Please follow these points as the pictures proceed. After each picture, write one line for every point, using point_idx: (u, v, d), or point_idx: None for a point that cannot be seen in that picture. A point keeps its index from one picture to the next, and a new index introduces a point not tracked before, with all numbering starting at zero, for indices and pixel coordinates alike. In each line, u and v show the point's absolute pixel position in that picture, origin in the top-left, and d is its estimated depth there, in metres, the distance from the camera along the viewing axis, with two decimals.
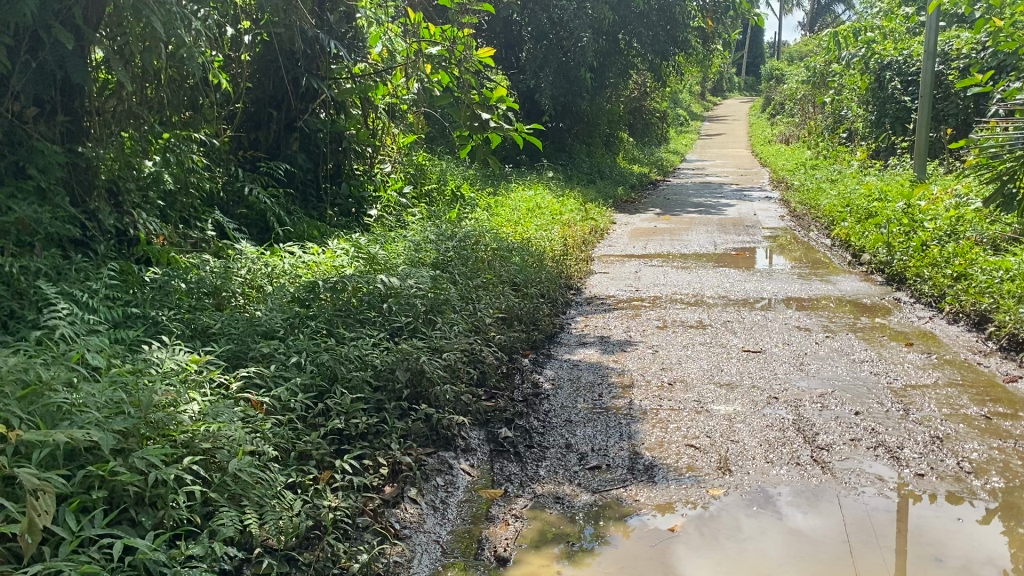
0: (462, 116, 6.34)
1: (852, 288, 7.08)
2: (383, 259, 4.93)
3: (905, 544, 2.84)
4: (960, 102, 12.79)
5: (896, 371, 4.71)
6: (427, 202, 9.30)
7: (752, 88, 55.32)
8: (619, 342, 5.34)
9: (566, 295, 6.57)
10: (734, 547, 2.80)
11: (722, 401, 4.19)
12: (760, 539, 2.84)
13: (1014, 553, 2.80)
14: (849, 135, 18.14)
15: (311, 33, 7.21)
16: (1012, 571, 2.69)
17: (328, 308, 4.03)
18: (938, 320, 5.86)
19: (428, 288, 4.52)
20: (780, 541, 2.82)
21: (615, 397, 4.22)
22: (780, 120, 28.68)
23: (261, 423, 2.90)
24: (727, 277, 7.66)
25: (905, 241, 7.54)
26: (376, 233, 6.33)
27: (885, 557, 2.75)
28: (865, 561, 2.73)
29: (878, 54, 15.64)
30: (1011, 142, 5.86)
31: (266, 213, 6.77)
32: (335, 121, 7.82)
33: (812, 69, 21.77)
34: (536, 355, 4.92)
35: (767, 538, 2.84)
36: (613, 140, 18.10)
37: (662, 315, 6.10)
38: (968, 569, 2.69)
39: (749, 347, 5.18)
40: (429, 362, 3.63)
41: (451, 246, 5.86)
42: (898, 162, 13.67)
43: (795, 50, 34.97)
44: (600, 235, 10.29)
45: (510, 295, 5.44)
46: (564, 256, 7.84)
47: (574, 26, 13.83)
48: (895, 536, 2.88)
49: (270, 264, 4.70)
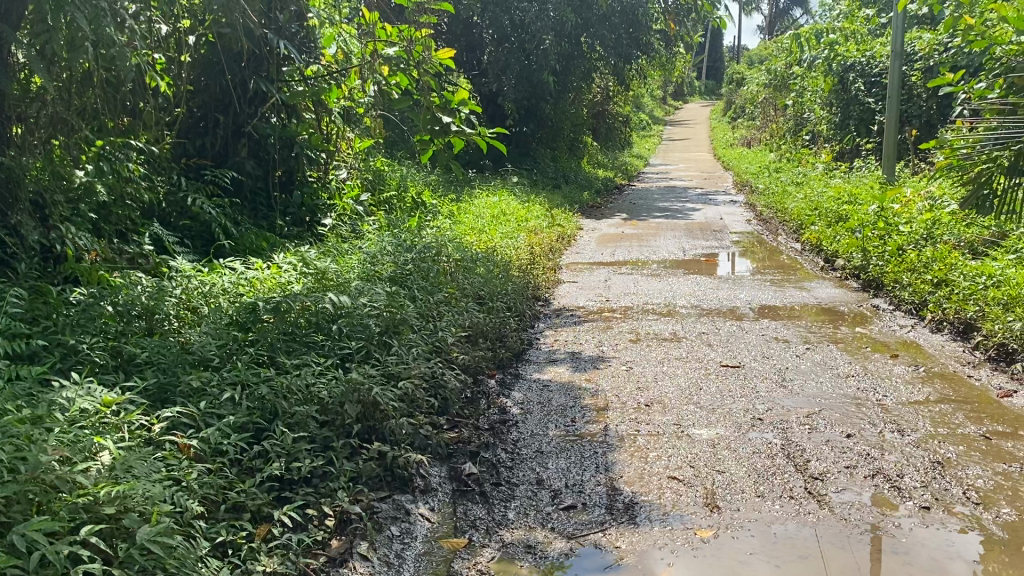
0: (422, 120, 5.99)
1: (828, 296, 6.84)
2: (335, 275, 4.55)
3: (880, 554, 2.72)
4: (924, 103, 12.76)
5: (885, 386, 4.43)
6: (386, 210, 8.92)
7: (713, 92, 55.56)
8: (590, 358, 5.01)
9: (534, 307, 6.22)
10: (710, 549, 2.74)
11: (703, 423, 3.88)
12: (735, 544, 2.76)
13: (986, 553, 2.73)
14: (813, 137, 18.06)
15: (259, 33, 6.78)
16: (981, 570, 2.63)
17: (271, 333, 3.66)
18: (921, 329, 5.61)
19: (384, 306, 4.14)
20: (756, 546, 2.75)
21: (588, 422, 3.89)
22: (742, 123, 28.63)
23: (184, 475, 2.55)
24: (699, 285, 7.39)
25: (880, 246, 7.31)
26: (328, 244, 5.94)
27: (861, 562, 2.66)
28: (838, 565, 2.65)
29: (841, 56, 15.51)
30: (982, 144, 5.67)
31: (210, 224, 6.36)
32: (286, 125, 7.40)
33: (773, 72, 21.73)
34: (503, 376, 4.58)
35: (742, 542, 2.77)
36: (577, 144, 17.84)
37: (635, 328, 5.77)
38: (939, 568, 2.64)
39: (728, 362, 4.88)
40: (381, 394, 3.28)
41: (410, 258, 5.48)
42: (864, 164, 13.56)
43: (756, 53, 35.03)
44: (567, 242, 9.99)
45: (475, 310, 5.08)
46: (530, 265, 7.51)
47: (536, 29, 13.52)
48: (871, 542, 2.79)
49: (207, 282, 4.31)
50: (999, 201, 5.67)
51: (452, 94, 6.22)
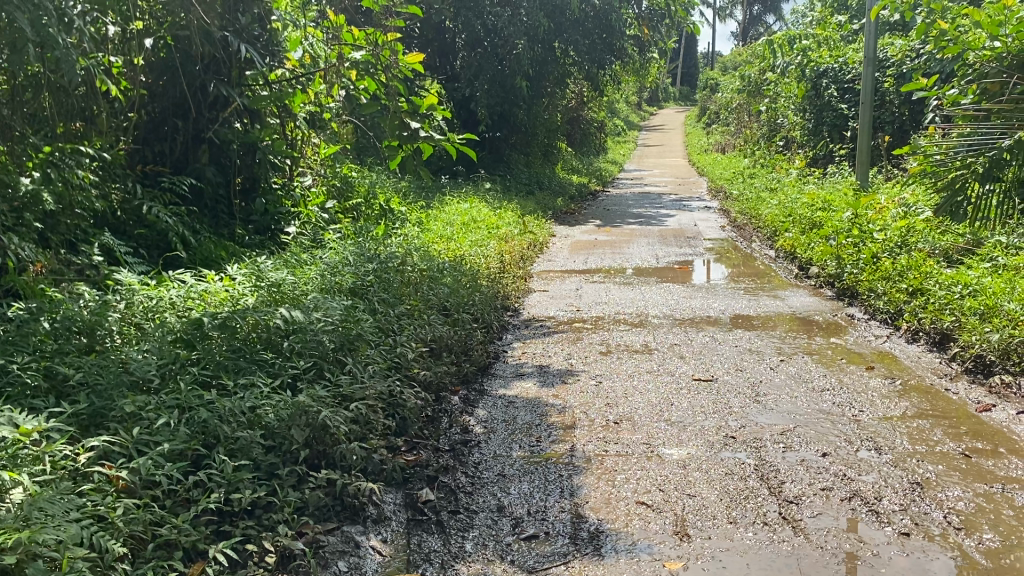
0: (390, 126, 5.79)
1: (802, 305, 6.73)
2: (290, 289, 4.34)
3: None
4: (896, 110, 12.81)
5: (861, 400, 4.30)
6: (353, 217, 8.71)
7: (686, 98, 55.80)
8: (559, 372, 4.84)
9: (502, 318, 6.04)
10: None
11: (674, 442, 3.71)
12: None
13: (962, 565, 2.68)
14: (787, 143, 18.08)
15: (218, 36, 6.55)
16: None
17: (218, 351, 3.46)
18: (896, 339, 5.50)
19: (340, 321, 3.94)
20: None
21: (554, 441, 3.71)
22: (716, 129, 28.69)
23: (109, 511, 2.33)
24: (672, 293, 7.25)
25: (855, 253, 7.21)
26: (289, 254, 5.72)
27: None
28: None
29: (814, 62, 15.52)
30: (956, 150, 5.57)
31: (167, 232, 6.13)
32: (248, 131, 7.17)
33: (746, 78, 21.77)
34: (467, 392, 4.38)
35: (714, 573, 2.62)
36: (551, 150, 17.71)
37: (606, 339, 5.60)
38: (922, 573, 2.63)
39: (700, 376, 4.73)
40: (331, 417, 3.09)
41: (372, 268, 5.29)
42: (838, 170, 13.55)
43: (730, 59, 35.18)
44: (539, 249, 9.82)
45: (439, 323, 4.89)
46: (500, 273, 7.33)
47: (508, 34, 13.35)
48: (849, 571, 2.64)
49: (154, 295, 4.07)
50: (973, 207, 5.59)
51: (420, 100, 6.04)
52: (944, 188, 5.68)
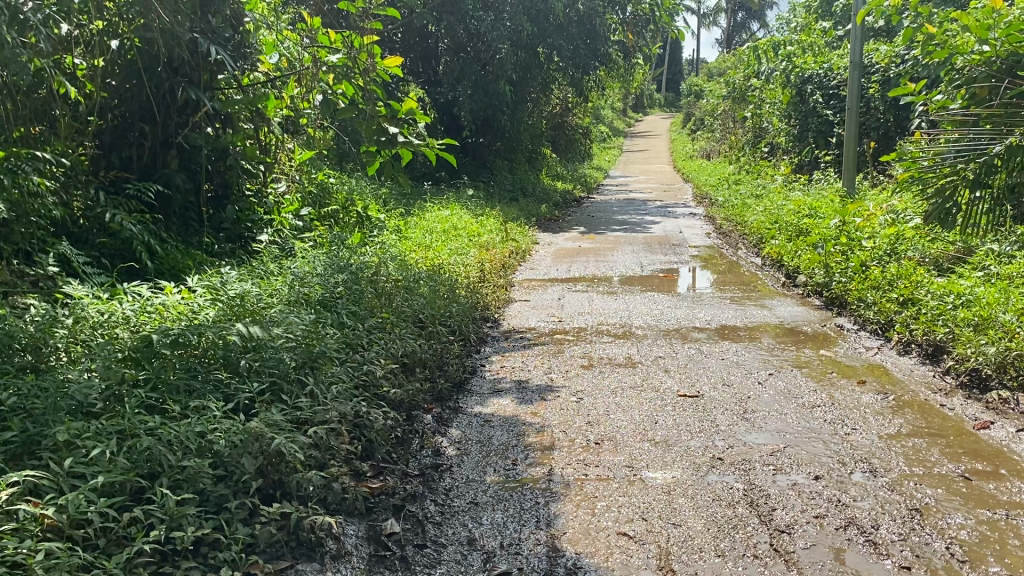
0: (366, 130, 5.55)
1: (789, 314, 6.55)
2: (252, 303, 4.11)
3: None
4: (881, 116, 12.66)
5: (853, 418, 4.10)
6: (329, 224, 8.47)
7: (671, 104, 55.85)
8: (538, 387, 4.62)
9: (480, 330, 5.81)
10: None
11: (658, 464, 3.50)
12: None
13: None
14: (771, 149, 17.96)
15: (187, 37, 6.32)
16: None
17: (169, 372, 3.23)
18: (887, 351, 5.32)
19: (303, 337, 3.72)
20: None
21: (531, 464, 3.49)
22: (700, 135, 28.62)
23: (27, 558, 2.10)
24: (656, 302, 7.06)
25: (843, 262, 7.04)
26: (257, 265, 5.49)
27: None
28: None
29: (799, 68, 15.43)
30: (943, 156, 5.41)
31: (131, 241, 5.87)
32: (219, 136, 6.93)
33: (731, 85, 21.72)
34: (441, 411, 4.16)
35: None
36: (535, 156, 17.56)
37: (588, 352, 5.39)
38: None
39: (685, 391, 4.51)
40: (287, 444, 2.87)
41: (342, 279, 5.06)
42: (823, 176, 13.43)
43: (715, 65, 35.15)
44: (521, 257, 9.61)
45: (412, 337, 4.67)
46: (480, 283, 7.11)
47: (492, 38, 13.14)
48: None
49: (105, 310, 3.82)
50: (963, 214, 5.40)
51: (397, 104, 5.82)
52: (932, 194, 5.51)
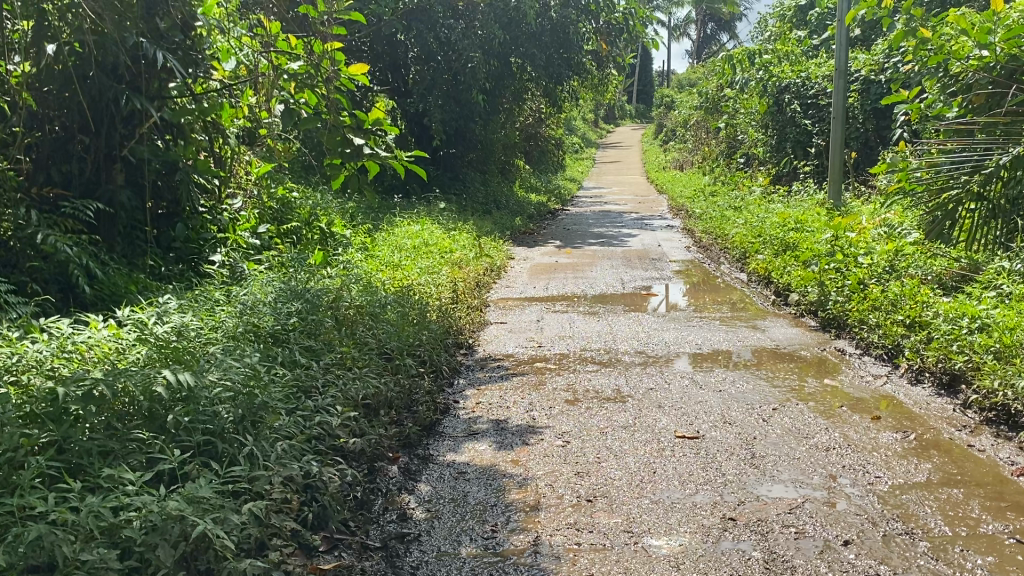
0: (328, 141, 4.98)
1: (784, 337, 6.12)
2: (188, 342, 3.57)
3: None
4: (861, 125, 12.38)
5: (875, 463, 3.64)
6: (290, 241, 7.92)
7: (642, 116, 55.82)
8: (520, 427, 4.12)
9: (453, 359, 5.31)
10: None
11: (662, 528, 3.00)
12: None
13: None
14: (747, 160, 17.64)
15: (131, 40, 5.76)
16: None
17: (79, 432, 2.65)
18: (897, 380, 4.91)
19: (245, 382, 3.18)
20: None
21: (514, 530, 2.99)
22: (672, 146, 28.35)
23: None
24: (642, 323, 6.60)
25: (839, 280, 6.63)
26: (203, 293, 4.95)
27: None
28: None
29: (776, 77, 15.10)
30: (938, 167, 4.92)
31: (67, 265, 5.30)
32: (168, 149, 6.37)
33: (705, 95, 21.47)
34: (408, 461, 3.65)
35: None
36: (508, 167, 17.11)
37: (571, 383, 4.90)
38: None
39: (684, 432, 4.02)
40: (214, 528, 2.32)
41: (298, 308, 4.54)
42: (803, 188, 13.11)
43: (687, 76, 35.00)
44: (496, 274, 9.11)
45: (376, 375, 4.15)
46: (452, 305, 6.60)
47: (463, 47, 12.62)
48: None
49: (13, 351, 3.22)
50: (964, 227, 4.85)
51: (363, 113, 5.28)
52: (932, 210, 4.98)
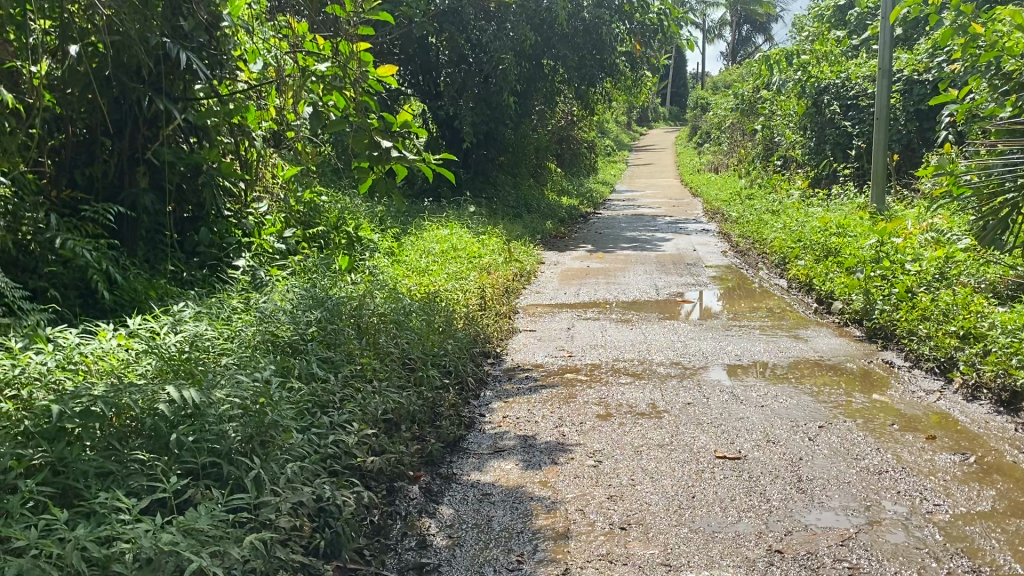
0: (356, 144, 4.76)
1: (828, 347, 5.83)
2: (198, 355, 3.39)
3: None
4: (903, 127, 11.98)
5: (933, 489, 3.36)
6: (317, 246, 7.78)
7: (676, 118, 55.30)
8: (549, 444, 3.89)
9: (480, 369, 5.10)
10: None
11: (702, 561, 2.76)
12: None
13: None
14: (784, 162, 17.24)
15: (154, 41, 5.63)
16: None
17: (76, 452, 2.49)
18: (951, 396, 4.61)
19: (256, 397, 3.00)
20: None
21: (542, 562, 2.76)
22: (707, 149, 27.93)
23: None
24: (678, 332, 6.34)
25: (885, 288, 6.32)
26: (222, 301, 4.79)
27: None
28: None
29: (815, 78, 14.70)
30: (993, 170, 4.66)
31: (86, 270, 5.18)
32: (192, 151, 6.25)
33: (740, 97, 21.07)
34: (430, 480, 3.44)
35: None
36: (539, 170, 16.92)
37: (604, 396, 4.67)
38: None
39: (724, 452, 3.77)
40: (211, 563, 2.14)
41: (318, 316, 4.36)
42: (843, 192, 12.73)
43: (721, 78, 34.52)
44: (525, 280, 8.90)
45: (398, 389, 3.95)
46: (481, 312, 6.40)
47: (494, 49, 12.42)
48: None
49: (15, 362, 3.06)
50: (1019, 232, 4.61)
51: (391, 116, 5.05)
52: (985, 217, 4.72)
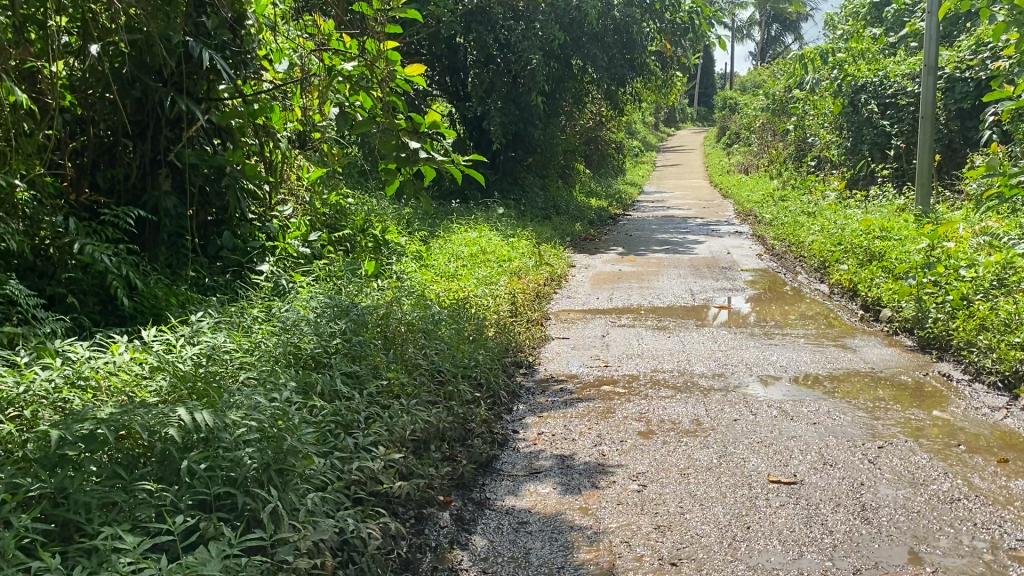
0: (383, 145, 4.52)
1: (878, 357, 5.52)
2: (213, 371, 3.16)
3: None
4: (945, 126, 11.57)
5: (1013, 521, 3.06)
6: (343, 249, 7.58)
7: (704, 118, 54.77)
8: (589, 465, 3.63)
9: (512, 381, 4.85)
10: None
11: None
12: None
13: None
14: (819, 163, 16.83)
15: (177, 40, 5.45)
16: None
17: (77, 481, 2.27)
18: (1019, 414, 4.29)
19: (275, 419, 2.77)
20: None
21: None
22: (737, 149, 27.50)
23: None
24: (717, 341, 6.05)
25: (939, 295, 5.98)
26: (244, 310, 4.57)
27: None
28: None
29: (851, 76, 14.29)
30: None
31: (105, 276, 4.99)
32: (215, 153, 6.06)
33: (771, 96, 20.64)
34: (462, 505, 3.21)
35: None
36: (568, 171, 16.66)
37: (644, 411, 4.39)
38: None
39: (778, 475, 3.49)
40: None
41: (342, 328, 4.13)
42: (883, 193, 12.33)
43: (750, 77, 33.99)
44: (556, 284, 8.64)
45: (428, 406, 3.71)
46: (511, 319, 6.15)
47: (522, 48, 12.15)
48: None
49: (20, 379, 2.85)
50: None
51: (419, 115, 4.80)
52: None
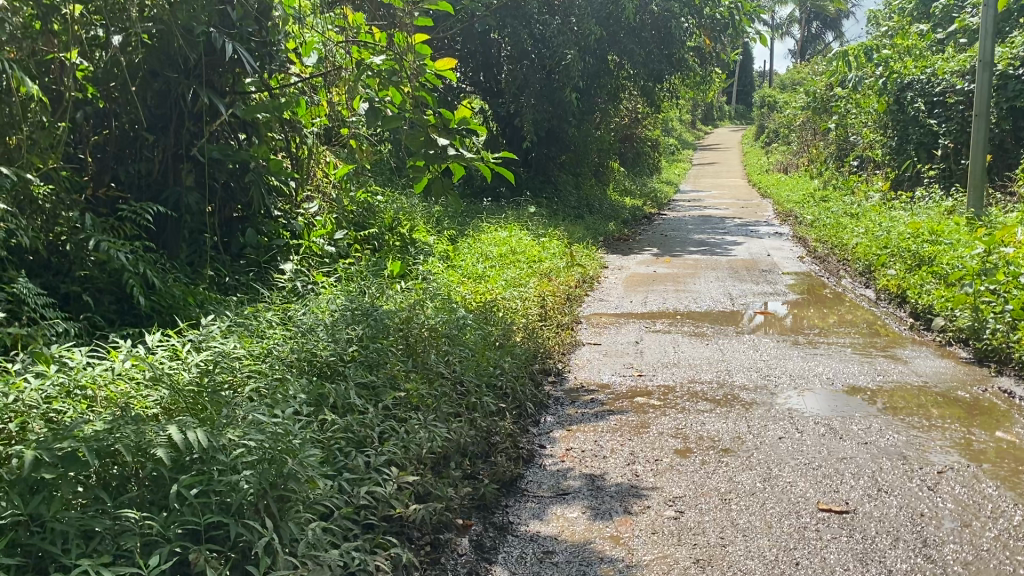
0: (411, 141, 4.29)
1: (931, 370, 5.18)
2: (217, 382, 2.95)
3: None
4: (997, 125, 11.07)
5: None
6: (369, 248, 7.38)
7: (741, 117, 53.97)
8: (621, 487, 3.37)
9: (540, 391, 4.60)
10: None
11: None
12: None
13: None
14: (861, 163, 16.31)
15: (200, 30, 5.26)
16: None
17: (56, 506, 2.05)
18: None
19: (279, 437, 2.54)
20: None
21: None
22: (775, 148, 26.89)
23: None
24: (758, 349, 5.74)
25: (997, 304, 5.60)
26: (260, 312, 4.37)
27: None
28: None
29: (897, 73, 13.79)
30: None
31: (121, 274, 4.80)
32: (238, 148, 5.88)
33: (811, 94, 20.11)
34: (482, 530, 2.96)
35: None
36: (601, 170, 16.32)
37: (681, 427, 4.11)
38: None
39: (830, 504, 3.19)
40: None
41: (362, 333, 3.91)
42: (930, 194, 11.85)
43: (789, 75, 33.31)
44: (588, 286, 8.36)
45: (449, 420, 3.47)
46: (540, 324, 5.89)
47: (558, 43, 11.84)
48: None
49: (11, 388, 2.65)
50: None
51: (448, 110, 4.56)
52: None
